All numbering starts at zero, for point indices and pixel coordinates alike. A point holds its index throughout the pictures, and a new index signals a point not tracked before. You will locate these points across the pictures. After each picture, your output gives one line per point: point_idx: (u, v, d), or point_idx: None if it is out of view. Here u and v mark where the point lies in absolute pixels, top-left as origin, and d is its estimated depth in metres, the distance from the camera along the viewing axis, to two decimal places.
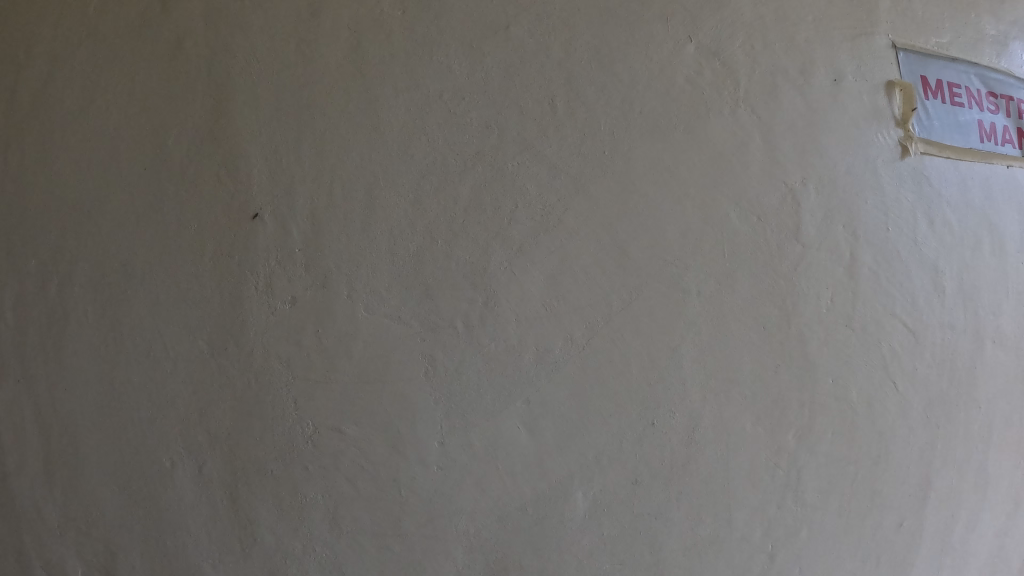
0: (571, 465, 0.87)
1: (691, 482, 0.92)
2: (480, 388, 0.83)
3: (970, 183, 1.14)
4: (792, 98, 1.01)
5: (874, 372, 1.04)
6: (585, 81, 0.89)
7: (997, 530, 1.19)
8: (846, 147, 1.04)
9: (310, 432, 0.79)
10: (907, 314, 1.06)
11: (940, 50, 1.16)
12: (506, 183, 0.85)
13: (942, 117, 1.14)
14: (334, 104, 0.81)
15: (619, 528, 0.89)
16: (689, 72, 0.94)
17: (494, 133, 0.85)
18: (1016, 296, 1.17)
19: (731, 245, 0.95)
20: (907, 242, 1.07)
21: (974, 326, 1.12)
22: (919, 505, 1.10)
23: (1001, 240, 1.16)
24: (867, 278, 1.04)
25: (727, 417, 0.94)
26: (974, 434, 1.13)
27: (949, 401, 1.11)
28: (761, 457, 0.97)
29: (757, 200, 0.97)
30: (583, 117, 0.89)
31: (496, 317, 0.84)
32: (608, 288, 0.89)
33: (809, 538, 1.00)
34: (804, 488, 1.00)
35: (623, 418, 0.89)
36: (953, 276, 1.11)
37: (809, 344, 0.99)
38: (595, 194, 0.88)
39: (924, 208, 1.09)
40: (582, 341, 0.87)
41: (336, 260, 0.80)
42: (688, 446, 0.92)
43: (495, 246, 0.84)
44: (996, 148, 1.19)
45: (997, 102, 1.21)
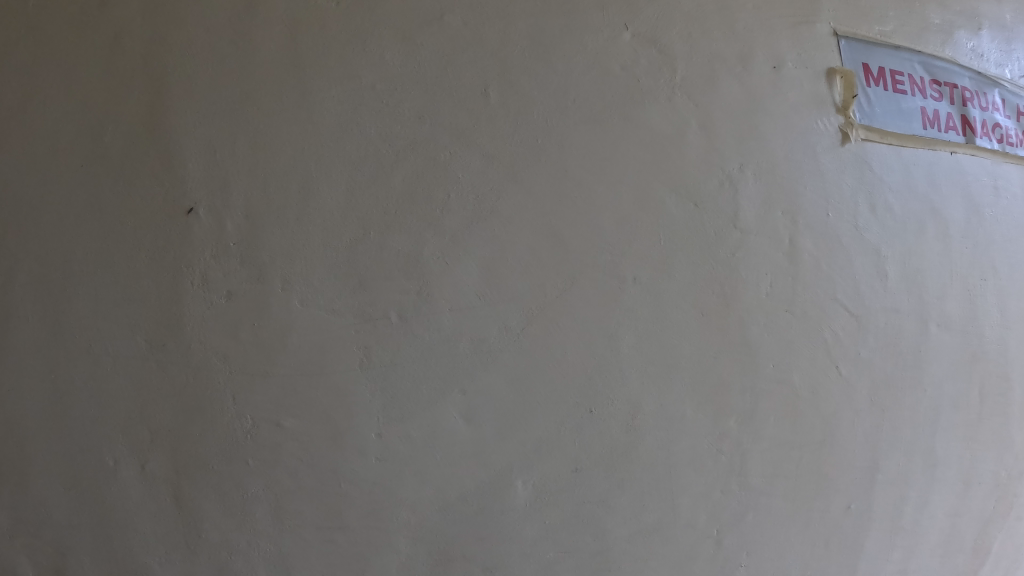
0: (511, 454, 0.87)
1: (633, 470, 0.93)
2: (416, 379, 0.83)
3: (913, 168, 1.15)
4: (731, 84, 1.01)
5: (818, 355, 1.05)
6: (520, 71, 0.89)
7: (948, 509, 1.22)
8: (787, 134, 1.05)
9: (249, 427, 0.78)
10: (850, 300, 1.07)
11: (882, 38, 1.16)
12: (438, 173, 0.85)
13: (884, 104, 1.14)
14: (268, 96, 0.80)
15: (562, 516, 0.89)
16: (626, 60, 0.94)
17: (426, 124, 0.85)
18: (961, 279, 1.18)
19: (670, 231, 0.95)
20: (848, 226, 1.08)
21: (918, 309, 1.14)
22: (868, 488, 1.11)
23: (944, 225, 1.17)
24: (809, 263, 1.04)
25: (669, 404, 0.94)
26: (921, 417, 1.15)
27: (895, 383, 1.12)
28: (703, 444, 0.97)
29: (695, 186, 0.97)
30: (518, 107, 0.88)
31: (430, 308, 0.84)
32: (542, 277, 0.88)
33: (755, 522, 1.01)
34: (748, 473, 1.00)
35: (562, 405, 0.89)
36: (896, 261, 1.12)
37: (751, 330, 1.00)
38: (529, 183, 0.88)
39: (866, 194, 1.10)
40: (517, 330, 0.87)
41: (271, 253, 0.79)
42: (628, 433, 0.92)
43: (429, 236, 0.84)
44: (940, 134, 1.19)
45: (941, 90, 1.21)
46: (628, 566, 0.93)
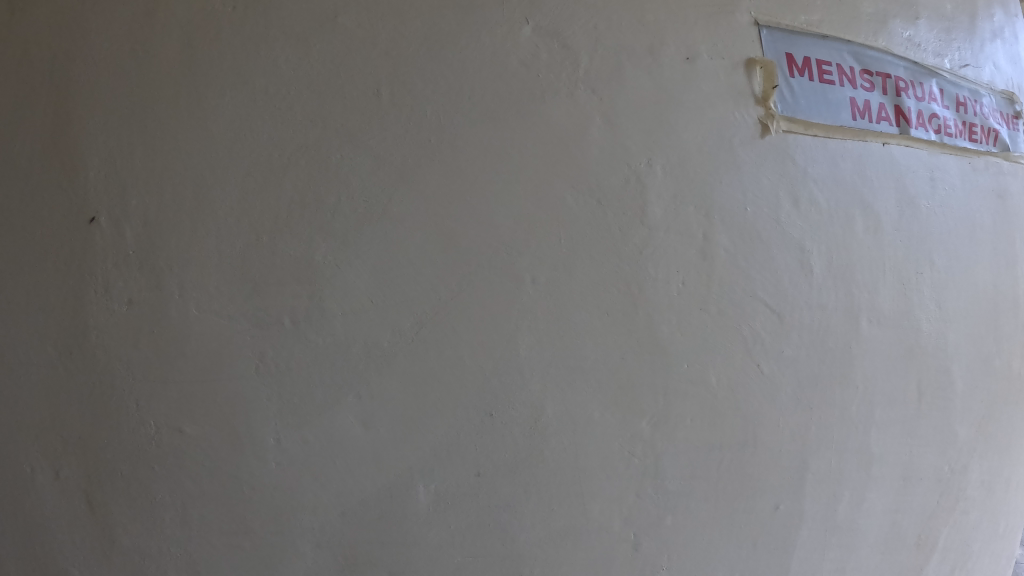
0: (409, 459, 0.84)
1: (537, 473, 0.91)
2: (310, 384, 0.80)
3: (841, 160, 1.14)
4: (638, 78, 0.99)
5: (734, 356, 1.03)
6: (413, 71, 0.86)
7: (887, 506, 1.21)
8: (700, 127, 1.03)
9: (152, 434, 0.76)
10: (771, 297, 1.06)
11: (807, 28, 1.14)
12: (328, 176, 0.82)
13: (809, 95, 1.12)
14: (163, 101, 0.77)
15: (466, 520, 0.88)
16: (525, 55, 0.92)
17: (317, 127, 0.82)
18: (894, 271, 1.18)
19: (572, 230, 0.93)
20: (769, 221, 1.06)
21: (848, 304, 1.12)
22: (796, 489, 1.09)
23: (875, 217, 1.16)
24: (723, 260, 1.03)
25: (573, 405, 0.93)
26: (852, 415, 1.14)
27: (823, 380, 1.10)
28: (613, 447, 0.95)
29: (598, 183, 0.95)
30: (410, 108, 0.86)
31: (320, 314, 0.80)
32: (435, 278, 0.85)
33: (673, 525, 1.00)
34: (664, 476, 0.99)
35: (459, 410, 0.87)
36: (820, 255, 1.10)
37: (661, 331, 0.98)
38: (420, 184, 0.85)
39: (788, 187, 1.08)
40: (410, 333, 0.84)
41: (170, 256, 0.77)
42: (530, 437, 0.90)
43: (319, 240, 0.81)
44: (871, 125, 1.18)
45: (873, 79, 1.20)
46: (538, 571, 0.92)
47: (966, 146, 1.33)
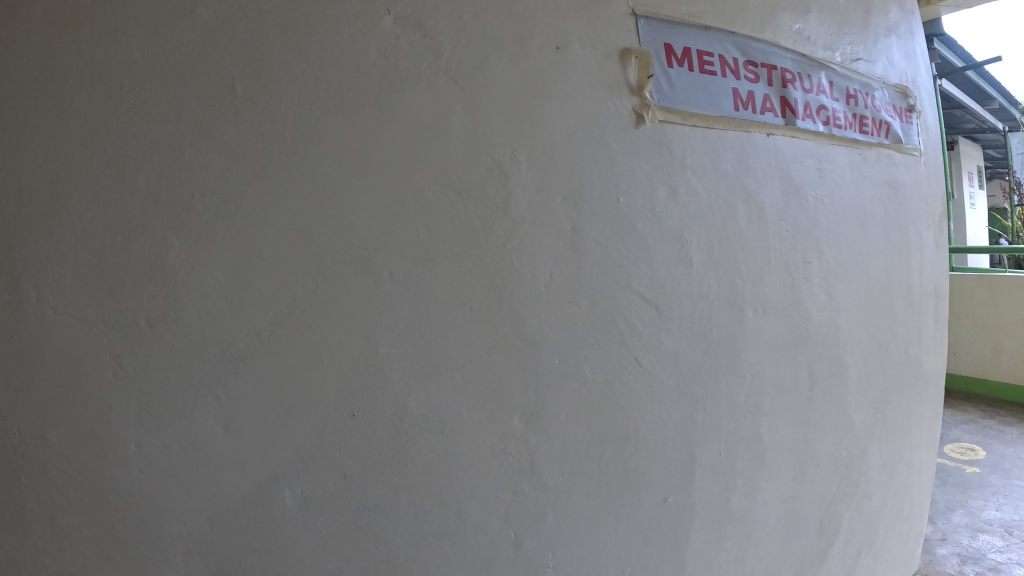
0: (273, 462, 0.80)
1: (406, 474, 0.88)
2: (167, 387, 0.75)
3: (722, 151, 1.19)
4: (504, 69, 0.96)
5: (610, 348, 1.04)
6: (270, 64, 0.79)
7: (784, 495, 1.31)
8: (569, 118, 1.02)
9: (16, 443, 0.71)
10: (646, 288, 1.08)
11: (688, 18, 1.15)
12: (183, 173, 0.76)
13: (689, 86, 1.15)
14: (13, 93, 0.70)
15: (338, 523, 0.84)
16: (384, 47, 0.86)
17: (172, 122, 0.75)
18: (778, 264, 1.27)
19: (434, 223, 0.89)
20: (644, 213, 1.08)
21: (729, 295, 1.19)
22: (685, 481, 1.14)
23: (760, 210, 1.24)
24: (593, 252, 1.03)
25: (440, 404, 0.90)
26: (738, 405, 1.21)
27: (705, 370, 1.16)
28: (485, 445, 0.94)
29: (458, 175, 0.92)
30: (266, 102, 0.79)
31: (177, 315, 0.75)
32: (290, 274, 0.80)
33: (556, 522, 1.00)
34: (541, 474, 0.98)
35: (320, 412, 0.82)
36: (700, 247, 1.15)
37: (529, 324, 0.97)
38: (275, 180, 0.80)
39: (665, 178, 1.11)
40: (267, 333, 0.79)
41: (27, 257, 0.71)
42: (397, 437, 0.87)
43: (174, 239, 0.75)
44: (754, 115, 1.24)
45: (758, 71, 1.26)
46: (416, 574, 0.89)
47: (845, 139, 1.48)
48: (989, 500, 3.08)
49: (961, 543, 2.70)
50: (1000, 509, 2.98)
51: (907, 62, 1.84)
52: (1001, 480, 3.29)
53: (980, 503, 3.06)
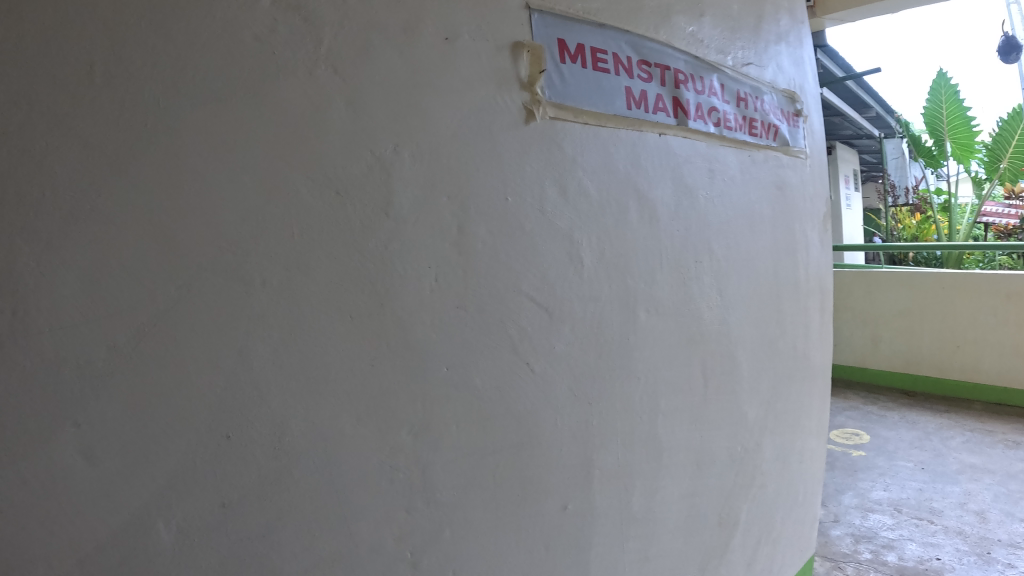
0: (143, 494, 0.69)
1: (287, 498, 0.79)
2: (17, 414, 0.63)
3: (613, 149, 1.19)
4: (390, 59, 0.89)
5: (500, 354, 1.01)
6: (132, 43, 0.69)
7: (682, 493, 1.37)
8: (457, 114, 0.97)
9: None
10: (534, 290, 1.06)
11: (582, 15, 1.15)
12: (31, 165, 0.64)
13: (581, 83, 1.15)
14: None
15: (218, 557, 0.74)
16: (260, 30, 0.78)
17: (22, 106, 0.63)
18: (668, 265, 1.31)
19: (312, 223, 0.81)
20: (532, 213, 1.06)
21: (621, 295, 1.21)
22: (584, 487, 1.14)
23: (652, 209, 1.27)
24: (479, 254, 0.98)
25: (322, 421, 0.81)
26: (632, 408, 1.24)
27: (598, 374, 1.17)
28: (373, 461, 0.87)
29: (337, 170, 0.83)
30: (129, 86, 0.69)
31: (26, 331, 0.63)
32: (152, 279, 0.70)
33: (453, 538, 0.96)
34: (435, 488, 0.93)
35: (192, 435, 0.72)
36: (591, 249, 1.15)
37: (415, 332, 0.90)
38: (136, 174, 0.69)
39: (556, 177, 1.09)
40: (128, 350, 0.68)
41: None
42: (277, 460, 0.78)
43: (20, 241, 0.63)
44: (646, 115, 1.26)
45: (651, 71, 1.28)
46: None
47: (735, 140, 1.53)
48: (875, 480, 3.30)
49: (854, 523, 2.87)
50: (886, 490, 3.19)
51: (795, 68, 1.90)
52: (885, 463, 3.51)
53: (868, 484, 3.26)
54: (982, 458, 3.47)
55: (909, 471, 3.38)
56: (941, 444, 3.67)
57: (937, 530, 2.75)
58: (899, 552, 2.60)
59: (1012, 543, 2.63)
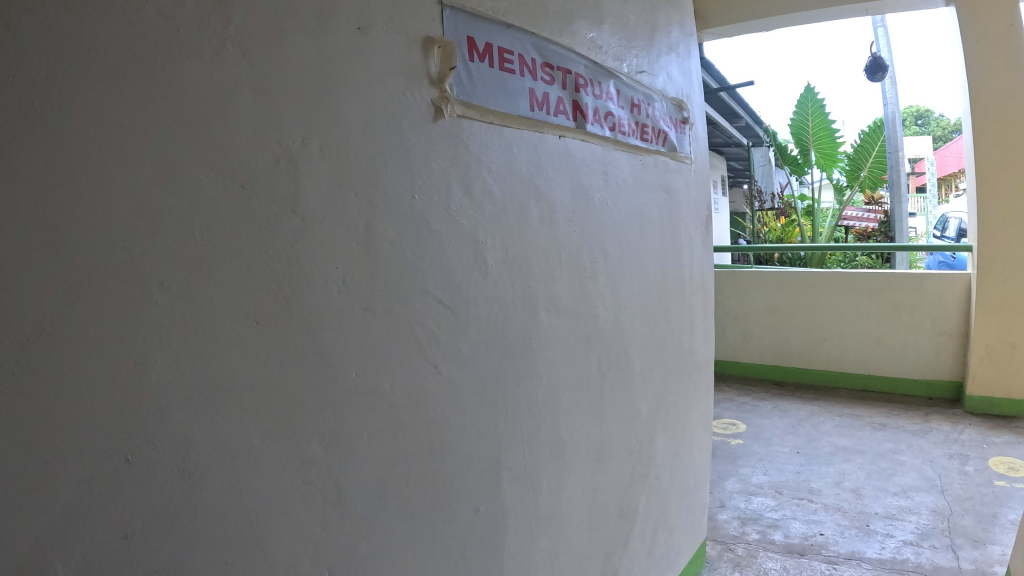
0: (37, 526, 0.62)
1: (197, 524, 0.73)
2: None
3: (516, 150, 1.16)
4: (300, 47, 0.82)
5: (408, 356, 0.96)
6: (20, 11, 0.61)
7: (587, 487, 1.37)
8: (366, 106, 0.90)
9: None
10: (441, 291, 1.01)
11: (492, 14, 1.13)
12: None
13: (487, 82, 1.11)
14: None
15: None
16: (162, 4, 0.70)
17: None
18: (568, 265, 1.29)
19: (214, 221, 0.74)
20: (438, 212, 1.01)
21: (525, 296, 1.18)
22: (494, 490, 1.11)
23: (552, 211, 1.25)
24: (388, 255, 0.93)
25: (226, 434, 0.75)
26: (537, 406, 1.21)
27: (504, 374, 1.14)
28: (282, 475, 0.81)
29: (240, 165, 0.76)
30: (15, 61, 0.61)
31: None
32: (39, 284, 0.62)
33: (369, 550, 0.91)
34: (349, 499, 0.89)
35: (86, 458, 0.65)
36: (496, 249, 1.12)
37: (322, 337, 0.85)
38: (21, 164, 0.61)
39: (461, 176, 1.05)
40: (13, 363, 0.61)
41: None
42: (182, 480, 0.72)
43: None
44: (548, 117, 1.25)
45: (554, 74, 1.27)
46: None
47: (628, 145, 1.53)
48: (756, 466, 3.47)
49: (739, 506, 2.99)
50: (766, 474, 3.36)
51: (683, 78, 1.95)
52: (765, 449, 3.70)
53: (749, 470, 3.41)
54: (852, 441, 3.79)
55: (787, 455, 3.61)
56: (813, 429, 4.00)
57: (819, 509, 2.95)
58: (784, 530, 2.74)
59: (888, 515, 2.88)
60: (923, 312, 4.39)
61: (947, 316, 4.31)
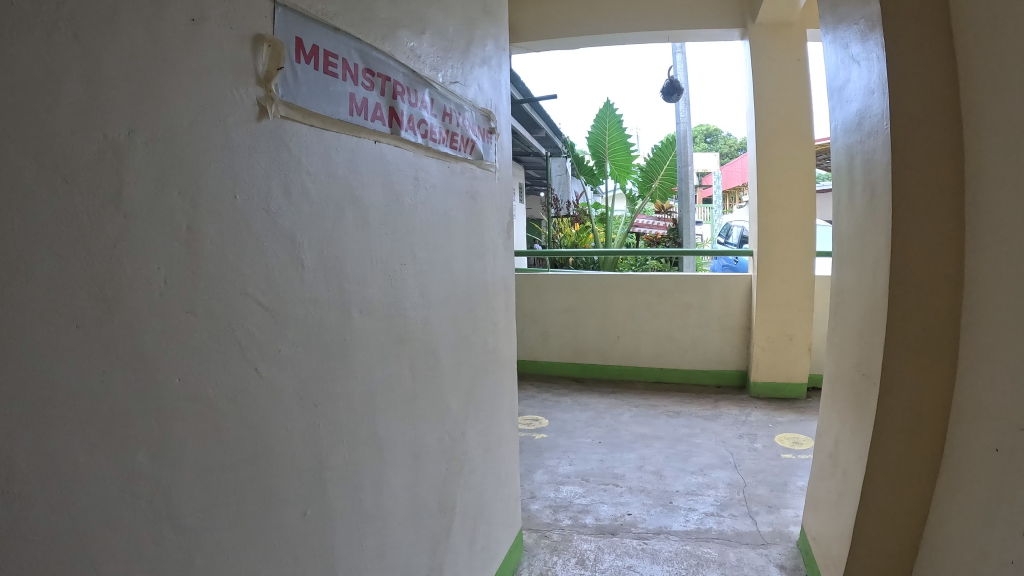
0: None
1: (23, 555, 0.65)
2: None
3: (333, 153, 1.14)
4: (134, 33, 0.75)
5: (231, 362, 0.90)
6: None
7: (405, 486, 1.38)
8: (193, 100, 0.84)
9: None
10: (261, 293, 0.95)
11: (321, 17, 1.11)
12: None
13: (312, 83, 1.08)
14: None
15: None
16: None
17: None
18: (378, 268, 1.28)
19: (36, 217, 0.65)
20: (257, 213, 0.95)
21: (340, 299, 1.15)
22: (319, 490, 1.08)
23: (364, 214, 1.23)
24: (211, 257, 0.86)
25: (51, 452, 0.67)
26: (355, 406, 1.20)
27: (322, 377, 1.10)
28: (109, 494, 0.73)
29: (66, 157, 0.68)
30: None
31: None
32: None
33: (204, 565, 0.85)
34: (181, 513, 0.82)
35: None
36: (311, 249, 1.08)
37: (146, 342, 0.77)
38: None
39: (280, 178, 1.00)
40: None
41: None
42: (8, 507, 0.63)
43: None
44: (366, 123, 1.24)
45: (374, 80, 1.28)
46: None
47: (438, 152, 1.56)
48: (561, 458, 3.64)
49: (550, 496, 3.13)
50: (572, 464, 3.53)
51: (493, 90, 2.03)
52: (567, 441, 3.90)
53: (555, 462, 3.57)
54: (649, 428, 4.09)
55: (590, 445, 3.82)
56: (613, 420, 4.28)
57: (625, 491, 3.15)
58: (595, 514, 2.91)
59: (688, 491, 3.13)
60: (707, 311, 5.01)
61: (729, 312, 4.95)
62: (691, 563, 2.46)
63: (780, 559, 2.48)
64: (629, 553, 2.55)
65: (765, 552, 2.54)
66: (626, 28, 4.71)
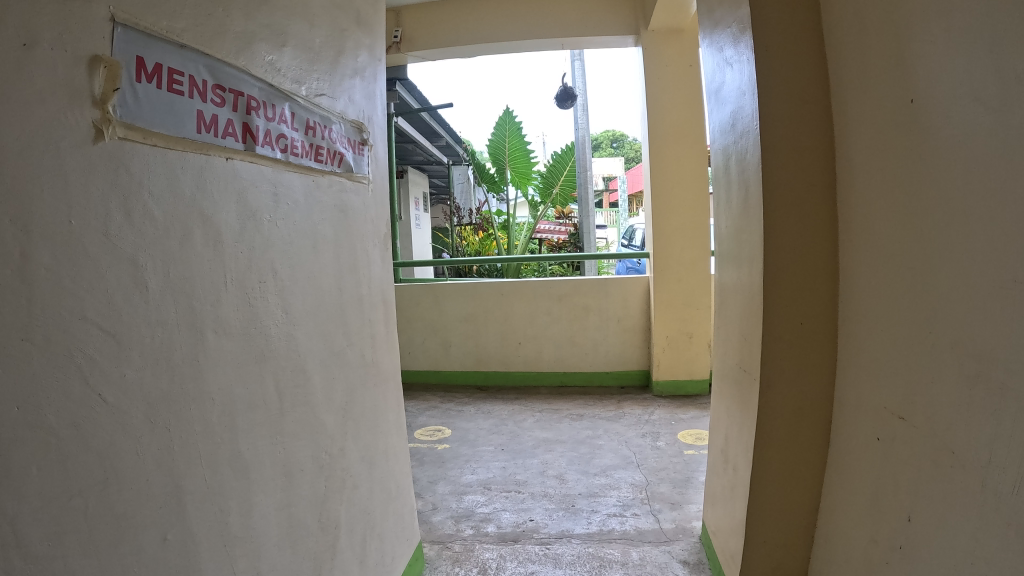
0: None
1: None
2: None
3: (180, 173, 1.12)
4: None
5: (72, 388, 0.87)
6: None
7: (277, 504, 1.37)
8: (23, 124, 0.81)
9: None
10: (103, 318, 0.93)
11: (164, 34, 1.10)
12: None
13: (154, 101, 1.07)
14: None
15: None
16: None
17: None
18: (233, 286, 1.26)
19: None
20: (97, 235, 0.92)
21: (191, 320, 1.13)
22: (177, 514, 1.06)
23: (215, 233, 1.21)
24: (48, 283, 0.84)
25: None
26: (213, 426, 1.18)
27: (174, 400, 1.07)
28: None
29: None
30: None
31: None
32: None
33: None
34: (28, 541, 0.79)
35: None
36: (156, 272, 1.05)
37: None
38: None
39: (120, 200, 0.97)
40: None
41: None
42: None
43: None
44: (215, 139, 1.23)
45: (225, 95, 1.27)
46: None
47: (300, 166, 1.55)
48: (463, 467, 3.65)
49: (451, 507, 3.13)
50: (474, 473, 3.55)
51: (366, 101, 2.03)
52: (469, 450, 3.92)
53: (457, 472, 3.58)
54: (552, 433, 4.17)
55: (491, 452, 3.86)
56: (516, 427, 4.32)
57: (527, 497, 3.19)
58: (496, 522, 2.94)
59: (590, 494, 3.21)
60: (605, 314, 5.15)
61: (628, 313, 5.11)
62: (593, 565, 2.52)
63: (682, 555, 2.57)
64: (531, 560, 2.59)
65: (669, 548, 2.63)
66: (522, 37, 4.80)
